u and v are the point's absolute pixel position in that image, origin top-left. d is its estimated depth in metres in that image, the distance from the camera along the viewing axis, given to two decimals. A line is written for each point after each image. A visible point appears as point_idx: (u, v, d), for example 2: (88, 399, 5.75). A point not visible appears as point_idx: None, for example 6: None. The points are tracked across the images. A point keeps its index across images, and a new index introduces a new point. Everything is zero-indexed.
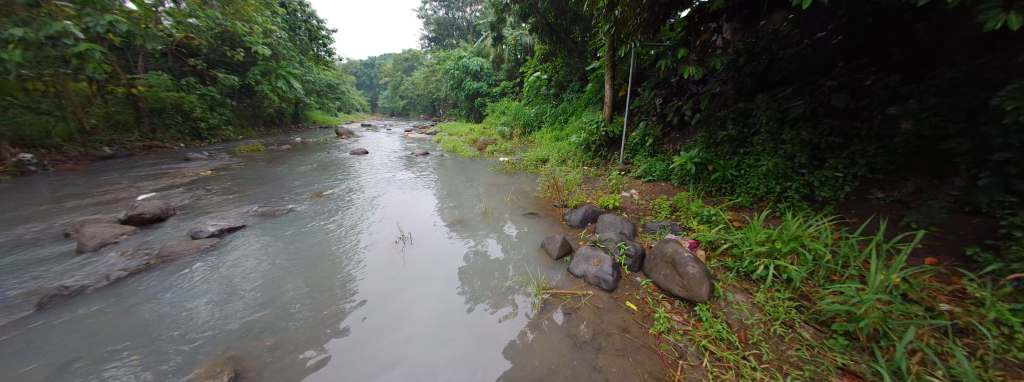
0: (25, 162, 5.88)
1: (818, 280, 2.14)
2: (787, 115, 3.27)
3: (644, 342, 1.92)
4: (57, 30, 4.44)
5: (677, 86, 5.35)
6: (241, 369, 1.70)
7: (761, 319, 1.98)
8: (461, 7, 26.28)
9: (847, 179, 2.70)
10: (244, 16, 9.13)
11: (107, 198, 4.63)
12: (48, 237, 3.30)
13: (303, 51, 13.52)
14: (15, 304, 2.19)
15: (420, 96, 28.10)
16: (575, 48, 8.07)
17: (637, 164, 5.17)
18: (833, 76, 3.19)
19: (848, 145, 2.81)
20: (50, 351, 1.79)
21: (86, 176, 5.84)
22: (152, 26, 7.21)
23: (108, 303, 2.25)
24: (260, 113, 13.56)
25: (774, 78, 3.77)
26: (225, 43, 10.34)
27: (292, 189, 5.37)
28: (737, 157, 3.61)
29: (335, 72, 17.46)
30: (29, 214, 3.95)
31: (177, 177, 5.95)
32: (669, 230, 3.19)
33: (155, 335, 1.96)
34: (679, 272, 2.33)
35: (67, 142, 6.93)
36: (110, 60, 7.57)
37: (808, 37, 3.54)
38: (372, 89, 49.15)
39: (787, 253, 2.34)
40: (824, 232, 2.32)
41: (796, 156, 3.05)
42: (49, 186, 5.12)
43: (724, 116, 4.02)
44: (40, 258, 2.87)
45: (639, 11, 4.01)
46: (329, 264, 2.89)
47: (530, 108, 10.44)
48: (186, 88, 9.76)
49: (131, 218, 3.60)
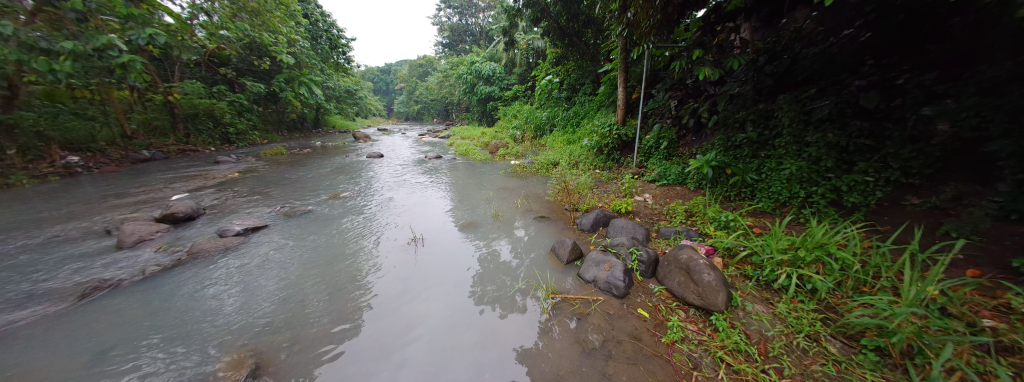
0: (72, 164, 6.41)
1: (846, 291, 2.01)
2: (811, 116, 3.13)
3: (656, 350, 1.85)
4: (103, 43, 4.93)
5: (692, 88, 5.26)
6: (263, 362, 1.77)
7: (782, 331, 1.89)
8: (473, 13, 26.76)
9: (879, 183, 2.51)
10: (269, 27, 9.66)
11: (144, 198, 4.96)
12: (93, 234, 3.56)
13: (324, 59, 13.98)
14: (62, 294, 2.39)
15: (434, 99, 28.68)
16: (587, 51, 8.05)
17: (652, 166, 5.03)
18: (862, 75, 3.02)
19: (879, 148, 2.63)
20: (91, 340, 1.92)
21: (127, 177, 6.29)
22: (187, 38, 7.86)
23: (143, 296, 2.39)
24: (284, 119, 14.21)
25: (797, 77, 3.60)
26: (253, 53, 11.00)
27: (312, 191, 5.58)
28: (758, 161, 3.46)
29: (353, 79, 18.12)
30: (76, 212, 4.30)
31: (207, 179, 6.31)
32: (684, 236, 3.10)
33: (181, 329, 2.05)
34: (694, 279, 2.27)
35: (110, 146, 7.50)
36: (150, 70, 8.23)
37: (833, 35, 3.39)
38: (389, 94, 50.69)
39: (811, 262, 2.21)
40: (853, 240, 2.19)
41: (822, 159, 2.88)
42: (94, 187, 5.54)
43: (743, 117, 3.88)
44: (85, 252, 3.12)
45: (652, 12, 3.88)
46: (345, 264, 2.98)
47: (542, 112, 10.47)
48: (217, 95, 10.51)
49: (166, 217, 3.84)
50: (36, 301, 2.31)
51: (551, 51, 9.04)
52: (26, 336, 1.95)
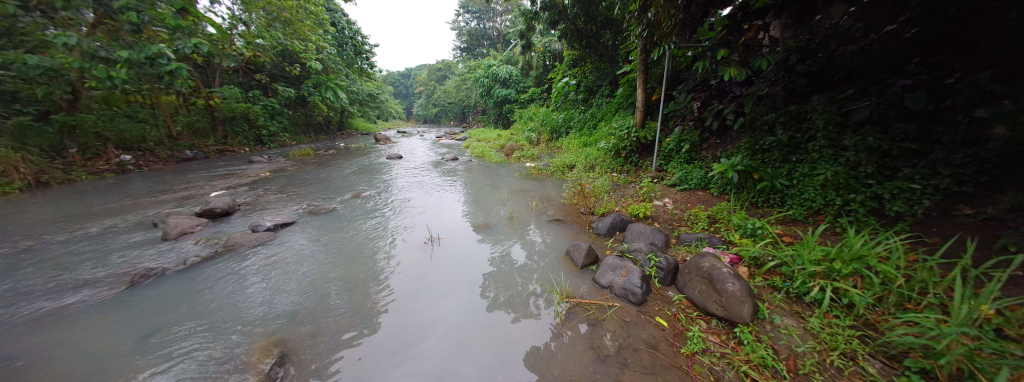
0: (125, 162, 7.11)
1: (888, 307, 1.85)
2: (849, 118, 2.91)
3: (675, 361, 1.77)
4: (154, 52, 5.40)
5: (716, 89, 5.06)
6: (289, 351, 1.86)
7: (815, 347, 1.76)
8: (491, 17, 27.16)
9: (927, 191, 2.30)
10: (300, 35, 10.24)
11: (187, 194, 5.37)
12: (143, 226, 3.89)
13: (349, 64, 14.61)
14: (115, 280, 2.62)
15: (451, 102, 29.19)
16: (605, 52, 7.94)
17: (672, 170, 4.88)
18: (907, 74, 2.78)
19: (926, 153, 2.41)
20: (139, 323, 2.09)
21: (173, 175, 6.82)
22: (226, 47, 8.48)
23: (184, 285, 2.58)
24: (312, 121, 14.95)
25: (833, 77, 3.37)
26: (285, 60, 11.68)
27: (336, 190, 5.82)
28: (788, 165, 3.27)
29: (376, 83, 18.78)
30: (128, 206, 4.71)
31: (242, 177, 6.74)
32: (707, 243, 2.97)
33: (216, 315, 2.19)
34: (716, 288, 2.16)
35: (159, 146, 8.18)
36: (194, 76, 8.92)
37: (874, 31, 3.15)
38: (409, 98, 52.15)
39: (848, 275, 2.05)
40: (896, 253, 2.01)
41: (861, 164, 2.67)
42: (144, 183, 6.05)
43: (772, 119, 3.68)
44: (135, 242, 3.41)
45: (674, 12, 3.77)
46: (365, 261, 3.08)
47: (558, 114, 10.41)
48: (253, 99, 11.23)
49: (206, 212, 4.14)
50: (93, 285, 2.55)
51: (568, 53, 9.00)
52: (85, 316, 2.16)
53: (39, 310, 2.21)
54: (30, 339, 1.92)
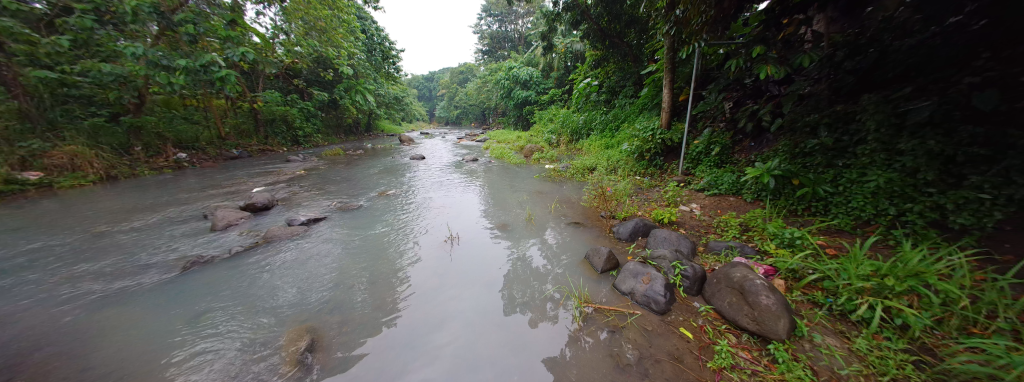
0: (180, 159, 7.80)
1: (951, 331, 1.63)
2: (905, 120, 2.62)
3: (700, 375, 1.68)
4: (206, 60, 5.95)
5: (751, 88, 4.76)
6: (316, 338, 1.96)
7: (861, 371, 1.59)
8: (513, 20, 27.35)
9: (999, 203, 2.02)
10: (333, 42, 10.86)
11: (232, 190, 5.84)
12: (195, 217, 4.28)
13: (377, 69, 15.28)
14: (170, 266, 2.91)
15: (472, 104, 29.60)
16: (629, 52, 7.71)
17: (701, 174, 4.64)
18: (975, 70, 2.47)
19: (999, 159, 2.12)
20: (188, 306, 2.29)
21: (220, 172, 7.46)
22: (268, 54, 9.18)
23: (227, 272, 2.80)
24: (343, 123, 15.77)
25: (887, 74, 3.05)
26: (320, 66, 12.43)
27: (363, 189, 6.08)
28: (833, 171, 3.00)
29: (401, 86, 19.49)
30: (183, 199, 5.20)
31: (280, 175, 7.23)
32: (737, 252, 2.79)
33: (254, 302, 2.35)
34: (748, 300, 2.01)
35: (209, 145, 8.98)
36: (241, 82, 9.73)
37: (935, 23, 2.82)
38: (432, 100, 53.56)
39: (903, 293, 1.84)
40: (961, 270, 1.79)
41: (918, 170, 2.40)
42: (197, 179, 6.67)
43: (814, 121, 3.40)
44: (188, 232, 3.76)
45: (704, 8, 3.60)
46: (387, 257, 3.18)
47: (579, 115, 10.26)
48: (290, 103, 12.04)
49: (248, 206, 4.48)
50: (153, 269, 2.84)
51: (591, 54, 8.85)
52: (144, 296, 2.41)
53: (108, 289, 2.50)
54: (102, 314, 2.17)
